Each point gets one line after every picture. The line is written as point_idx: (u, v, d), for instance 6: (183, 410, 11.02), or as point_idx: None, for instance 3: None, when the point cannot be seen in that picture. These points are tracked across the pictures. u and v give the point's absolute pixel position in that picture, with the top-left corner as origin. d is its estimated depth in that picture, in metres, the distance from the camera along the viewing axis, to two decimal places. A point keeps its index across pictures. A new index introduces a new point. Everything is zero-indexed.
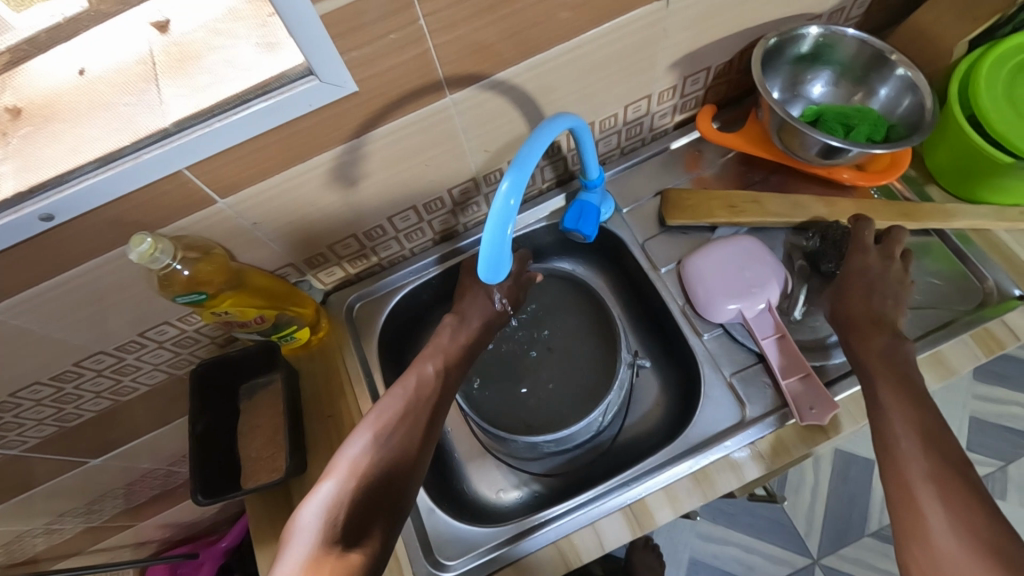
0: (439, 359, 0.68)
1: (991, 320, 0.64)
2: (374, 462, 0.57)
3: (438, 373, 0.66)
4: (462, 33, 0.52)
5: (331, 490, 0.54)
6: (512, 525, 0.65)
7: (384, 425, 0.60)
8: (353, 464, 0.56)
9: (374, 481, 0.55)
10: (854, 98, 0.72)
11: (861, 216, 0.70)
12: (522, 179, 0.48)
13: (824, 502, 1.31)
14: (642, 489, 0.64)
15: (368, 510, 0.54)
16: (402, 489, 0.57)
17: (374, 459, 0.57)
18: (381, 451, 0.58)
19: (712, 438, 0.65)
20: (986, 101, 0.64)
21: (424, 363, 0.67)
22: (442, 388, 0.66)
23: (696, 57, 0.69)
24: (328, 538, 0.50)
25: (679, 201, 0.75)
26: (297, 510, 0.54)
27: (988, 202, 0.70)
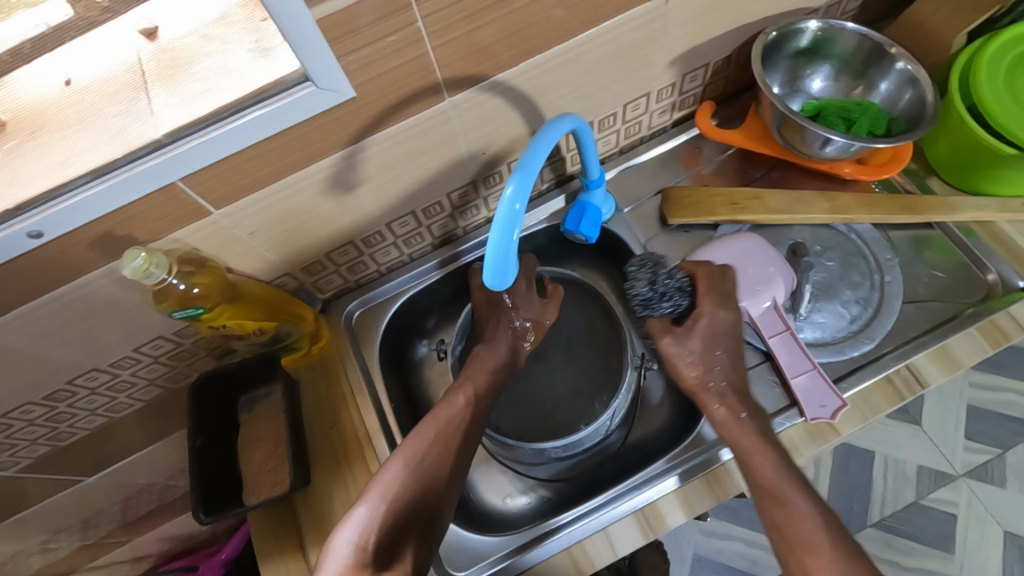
0: (470, 385, 0.66)
1: (996, 312, 0.64)
2: (405, 489, 0.57)
3: (470, 404, 0.65)
4: (461, 35, 0.50)
5: (367, 514, 0.55)
6: (523, 533, 0.64)
7: (421, 452, 0.60)
8: (388, 486, 0.57)
9: (407, 505, 0.56)
10: (854, 92, 0.71)
11: (865, 210, 0.70)
12: (527, 183, 0.47)
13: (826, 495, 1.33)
14: (656, 491, 0.63)
15: (401, 533, 0.54)
16: (440, 508, 0.58)
17: (404, 485, 0.57)
18: (416, 477, 0.58)
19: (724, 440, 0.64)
20: (987, 92, 0.63)
21: (457, 392, 0.65)
22: (473, 415, 0.64)
23: (695, 54, 0.68)
24: (358, 564, 0.51)
25: (680, 199, 0.74)
26: (332, 533, 0.55)
27: (989, 193, 0.69)
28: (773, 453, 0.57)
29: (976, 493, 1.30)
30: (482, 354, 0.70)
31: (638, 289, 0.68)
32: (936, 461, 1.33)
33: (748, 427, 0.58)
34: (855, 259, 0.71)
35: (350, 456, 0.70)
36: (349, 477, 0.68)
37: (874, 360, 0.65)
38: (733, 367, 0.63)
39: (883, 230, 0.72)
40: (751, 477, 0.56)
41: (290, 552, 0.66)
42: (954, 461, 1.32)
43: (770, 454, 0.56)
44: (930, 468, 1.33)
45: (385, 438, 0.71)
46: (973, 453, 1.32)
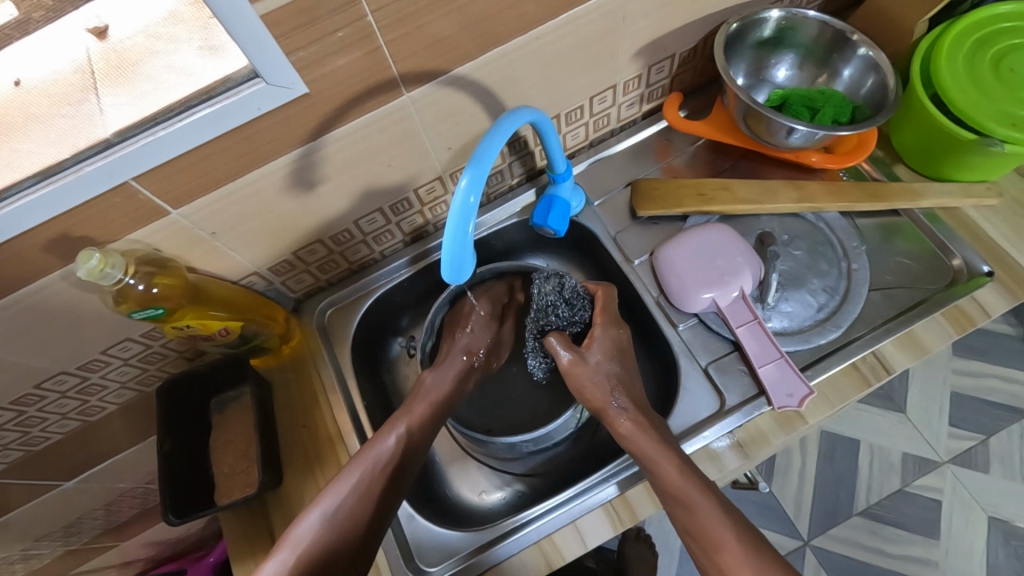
0: (403, 424, 0.64)
1: (961, 297, 0.65)
2: (314, 544, 0.57)
3: (402, 445, 0.63)
4: (415, 28, 0.50)
5: (276, 566, 0.56)
6: (496, 526, 0.64)
7: (340, 504, 0.58)
8: (298, 541, 0.57)
9: (316, 560, 0.56)
10: (819, 80, 0.71)
11: (830, 199, 0.70)
12: (480, 175, 0.47)
13: (812, 483, 1.34)
14: (631, 479, 0.63)
15: None
16: (357, 558, 0.58)
17: (314, 540, 0.57)
18: (330, 530, 0.57)
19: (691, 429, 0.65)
20: (947, 77, 0.64)
21: (388, 431, 0.63)
22: (403, 459, 0.62)
23: (658, 46, 0.68)
24: None
25: (649, 191, 0.74)
26: None
27: (954, 179, 0.70)
28: (678, 458, 0.57)
29: (959, 479, 1.31)
30: (427, 382, 0.69)
31: (545, 292, 0.72)
32: (919, 448, 1.34)
33: (652, 437, 0.59)
34: (823, 248, 0.71)
35: (321, 455, 0.70)
36: (320, 477, 0.68)
37: (841, 347, 0.65)
38: (630, 381, 0.64)
39: (850, 218, 0.72)
40: (660, 484, 0.57)
41: (263, 552, 0.66)
42: (938, 448, 1.33)
43: (676, 459, 0.57)
44: (914, 454, 1.33)
45: (357, 436, 0.71)
46: (956, 439, 1.33)
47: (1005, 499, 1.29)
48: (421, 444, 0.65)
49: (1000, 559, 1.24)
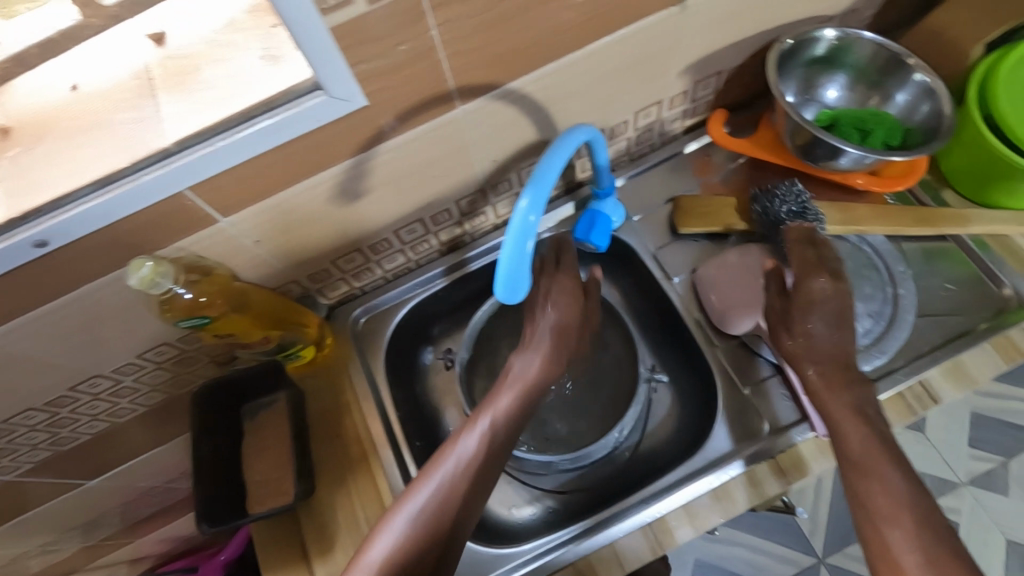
0: (490, 413, 0.63)
1: (1011, 327, 0.63)
2: (396, 551, 0.55)
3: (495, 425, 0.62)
4: (476, 43, 0.49)
5: None
6: (571, 527, 0.63)
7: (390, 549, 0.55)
8: (395, 529, 0.56)
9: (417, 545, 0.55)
10: (870, 103, 0.70)
11: (879, 222, 0.68)
12: (542, 193, 0.46)
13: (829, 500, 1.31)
14: (684, 496, 0.62)
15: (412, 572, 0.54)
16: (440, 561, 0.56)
17: (395, 548, 0.55)
18: (418, 520, 0.56)
19: (742, 452, 0.63)
20: (1005, 105, 0.62)
21: (470, 427, 0.62)
22: (493, 448, 0.61)
23: (708, 62, 0.67)
24: None
25: (691, 208, 0.73)
26: (357, 556, 0.56)
27: (1004, 206, 0.68)
28: None
29: (979, 501, 1.31)
30: (516, 366, 0.68)
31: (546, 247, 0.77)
32: (938, 468, 1.34)
33: None
34: (868, 271, 0.69)
35: (356, 467, 0.69)
36: (353, 488, 0.68)
37: (886, 374, 0.64)
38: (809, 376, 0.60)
39: (896, 241, 0.71)
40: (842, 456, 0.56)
41: (293, 561, 0.65)
42: (958, 470, 1.33)
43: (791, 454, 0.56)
44: (934, 475, 1.34)
45: (390, 447, 0.70)
46: (975, 460, 1.34)
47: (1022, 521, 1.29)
48: (510, 439, 0.63)
49: None
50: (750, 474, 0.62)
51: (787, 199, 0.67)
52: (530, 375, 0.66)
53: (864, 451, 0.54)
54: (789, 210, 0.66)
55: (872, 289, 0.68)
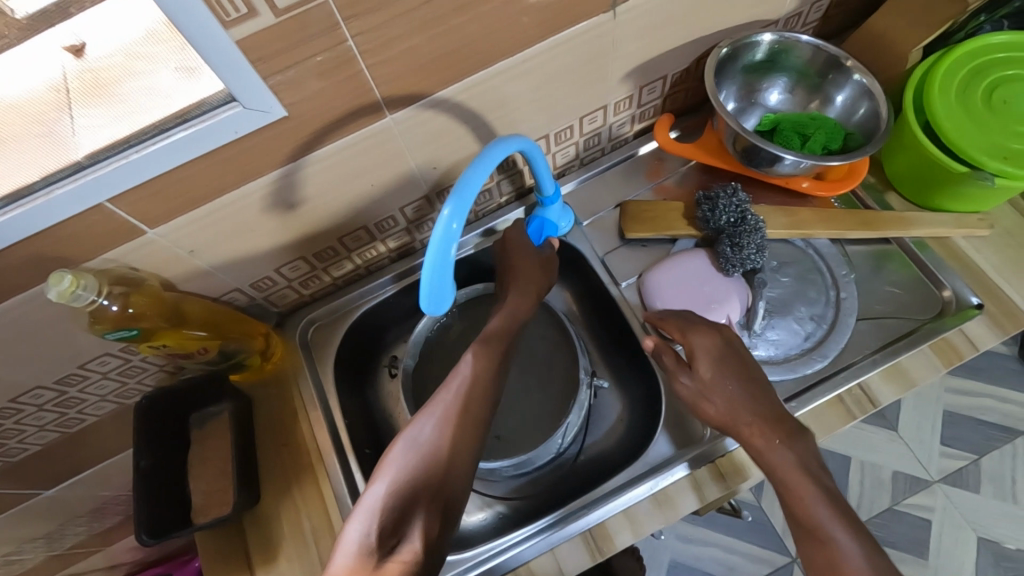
0: (477, 347, 0.63)
1: (949, 329, 0.63)
2: (392, 494, 0.51)
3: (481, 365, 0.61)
4: (398, 53, 0.49)
5: (357, 531, 0.49)
6: (542, 518, 0.63)
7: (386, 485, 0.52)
8: (396, 461, 0.54)
9: (419, 479, 0.52)
10: (811, 106, 0.70)
11: (821, 225, 0.68)
12: (464, 203, 0.46)
13: None
14: (631, 496, 0.62)
15: (409, 505, 0.51)
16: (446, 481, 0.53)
17: (391, 491, 0.51)
18: (418, 456, 0.54)
19: (685, 456, 0.63)
20: (940, 109, 0.61)
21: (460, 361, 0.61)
22: (484, 378, 0.60)
23: (650, 67, 0.67)
24: (383, 517, 0.49)
25: (638, 213, 0.73)
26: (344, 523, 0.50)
27: (945, 208, 0.68)
28: None
29: (951, 498, 1.32)
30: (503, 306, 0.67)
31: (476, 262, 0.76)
32: (911, 466, 1.35)
33: None
34: (812, 276, 0.69)
35: (302, 476, 0.69)
36: (299, 498, 0.67)
37: (827, 378, 0.64)
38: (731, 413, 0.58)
39: (840, 245, 0.71)
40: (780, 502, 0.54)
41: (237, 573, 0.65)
42: (930, 467, 1.34)
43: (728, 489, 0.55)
44: (906, 473, 1.34)
45: (336, 455, 0.69)
46: (948, 458, 1.34)
47: (993, 517, 1.30)
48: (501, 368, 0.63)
49: None
50: (694, 477, 0.62)
51: (729, 209, 0.66)
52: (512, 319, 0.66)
53: (798, 475, 0.53)
54: (729, 220, 0.66)
55: (815, 293, 0.69)
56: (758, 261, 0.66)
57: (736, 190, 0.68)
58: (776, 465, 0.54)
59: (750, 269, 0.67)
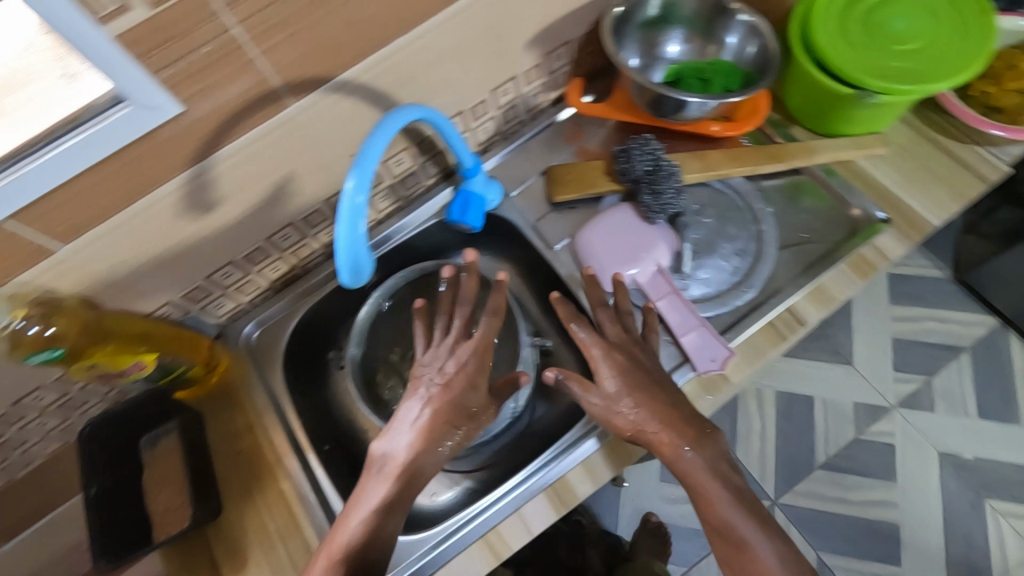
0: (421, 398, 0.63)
1: (862, 245, 0.67)
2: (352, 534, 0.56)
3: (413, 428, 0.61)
4: (289, 36, 0.50)
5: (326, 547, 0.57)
6: (538, 458, 0.64)
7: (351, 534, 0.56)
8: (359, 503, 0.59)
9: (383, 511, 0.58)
10: (708, 51, 0.71)
11: (734, 164, 0.71)
12: (366, 175, 0.47)
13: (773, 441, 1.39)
14: (560, 467, 0.63)
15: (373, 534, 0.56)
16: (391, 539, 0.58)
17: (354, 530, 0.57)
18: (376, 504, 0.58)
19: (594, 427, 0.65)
20: (823, 36, 0.64)
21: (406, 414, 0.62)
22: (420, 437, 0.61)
23: (551, 33, 0.69)
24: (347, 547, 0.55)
25: (562, 176, 0.75)
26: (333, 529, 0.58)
27: (844, 133, 0.71)
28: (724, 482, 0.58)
29: (909, 421, 1.38)
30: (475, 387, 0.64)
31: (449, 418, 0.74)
32: (869, 396, 1.41)
33: None
34: (731, 213, 0.71)
35: (263, 482, 0.68)
36: (260, 503, 0.67)
37: (757, 307, 0.66)
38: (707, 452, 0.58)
39: (754, 181, 0.73)
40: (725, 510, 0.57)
41: None
42: (887, 394, 1.40)
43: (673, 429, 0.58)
44: (865, 403, 1.40)
45: (295, 455, 0.69)
46: (901, 382, 1.41)
47: (951, 434, 1.37)
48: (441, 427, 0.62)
49: (954, 493, 1.32)
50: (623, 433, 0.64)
51: (644, 158, 0.69)
52: (450, 383, 0.63)
53: (708, 479, 0.57)
54: (645, 168, 0.69)
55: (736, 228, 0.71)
56: (677, 204, 0.69)
57: (648, 139, 0.70)
58: (688, 469, 0.58)
59: (673, 213, 0.70)
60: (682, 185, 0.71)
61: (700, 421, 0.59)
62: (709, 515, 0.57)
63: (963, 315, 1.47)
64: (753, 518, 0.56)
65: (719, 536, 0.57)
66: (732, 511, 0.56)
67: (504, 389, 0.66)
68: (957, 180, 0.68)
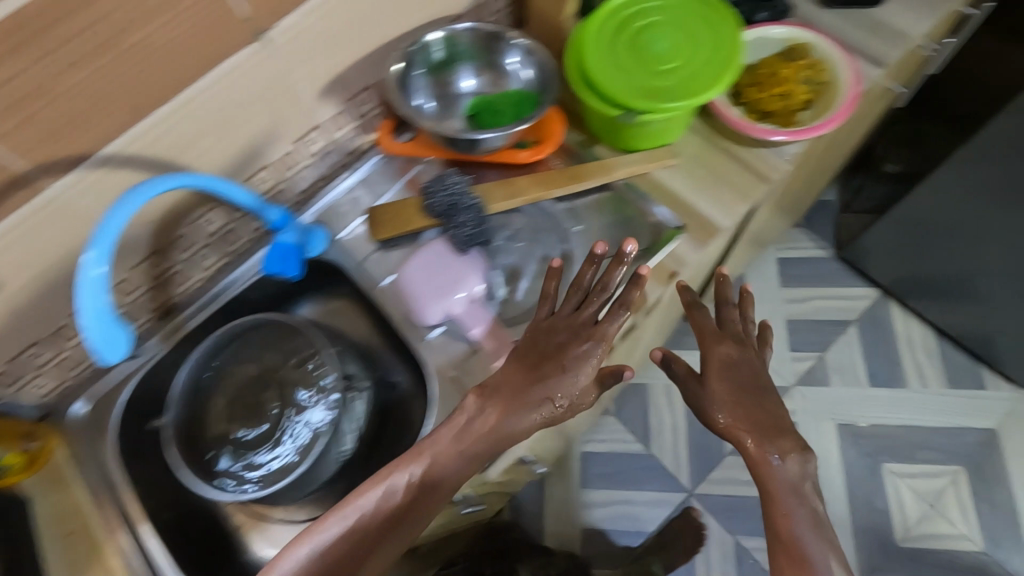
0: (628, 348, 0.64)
1: (659, 253, 0.71)
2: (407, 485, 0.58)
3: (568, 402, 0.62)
4: (22, 120, 0.50)
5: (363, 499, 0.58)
6: None
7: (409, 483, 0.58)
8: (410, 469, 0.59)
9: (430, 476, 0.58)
10: (497, 79, 0.74)
11: (541, 188, 0.74)
12: (106, 247, 0.52)
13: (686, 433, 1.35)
14: None
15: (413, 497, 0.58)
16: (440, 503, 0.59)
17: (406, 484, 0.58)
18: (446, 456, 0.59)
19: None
20: (592, 62, 0.67)
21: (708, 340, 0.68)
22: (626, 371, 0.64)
23: (344, 81, 0.71)
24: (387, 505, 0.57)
25: (382, 217, 0.75)
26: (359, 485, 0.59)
27: (639, 147, 0.75)
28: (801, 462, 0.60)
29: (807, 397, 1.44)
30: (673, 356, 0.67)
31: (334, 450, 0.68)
32: None
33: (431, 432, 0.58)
34: (542, 235, 0.75)
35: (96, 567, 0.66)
36: None
37: None
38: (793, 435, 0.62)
39: (565, 201, 0.76)
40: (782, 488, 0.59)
41: None
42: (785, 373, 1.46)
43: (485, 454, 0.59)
44: None
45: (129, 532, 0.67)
46: (795, 361, 1.47)
47: (848, 404, 1.43)
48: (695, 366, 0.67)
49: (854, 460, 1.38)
50: None
51: (441, 195, 0.72)
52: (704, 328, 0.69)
53: (787, 493, 0.58)
54: (444, 205, 0.72)
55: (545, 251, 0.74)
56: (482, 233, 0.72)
57: (444, 177, 0.73)
58: (773, 475, 0.60)
59: (481, 242, 0.72)
60: (489, 213, 0.74)
61: (786, 430, 0.62)
62: (781, 529, 0.57)
63: (848, 288, 1.54)
64: (819, 531, 0.57)
65: (785, 551, 0.56)
66: (803, 525, 0.57)
67: (606, 380, 0.63)
68: (743, 181, 0.73)
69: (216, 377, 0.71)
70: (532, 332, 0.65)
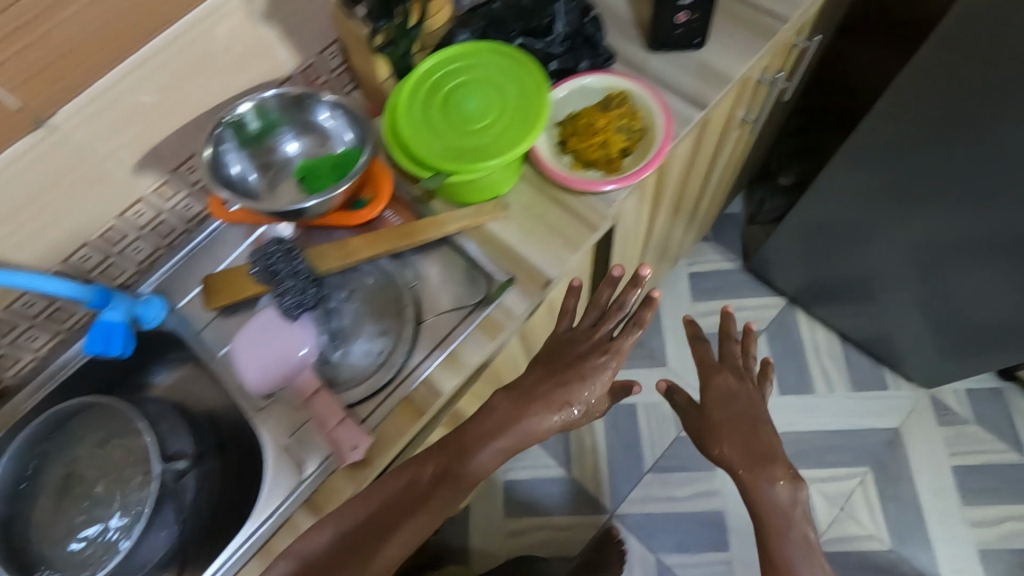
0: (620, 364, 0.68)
1: (490, 307, 0.71)
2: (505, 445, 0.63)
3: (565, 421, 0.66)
4: None
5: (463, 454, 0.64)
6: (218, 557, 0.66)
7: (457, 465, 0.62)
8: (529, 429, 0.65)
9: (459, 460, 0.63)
10: (320, 138, 0.74)
11: (372, 249, 0.72)
12: None
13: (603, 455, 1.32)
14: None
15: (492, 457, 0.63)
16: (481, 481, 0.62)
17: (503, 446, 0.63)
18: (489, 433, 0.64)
19: (288, 499, 0.66)
20: (406, 126, 0.68)
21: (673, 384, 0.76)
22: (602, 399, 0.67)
23: (161, 153, 0.71)
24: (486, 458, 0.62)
25: (216, 284, 0.73)
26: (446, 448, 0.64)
27: (471, 201, 0.75)
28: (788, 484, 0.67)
29: None
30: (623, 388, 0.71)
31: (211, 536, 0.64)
32: None
33: None
34: (379, 294, 0.75)
35: None
36: None
37: (401, 381, 0.70)
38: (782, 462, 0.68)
39: (400, 257, 0.76)
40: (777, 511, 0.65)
41: None
42: None
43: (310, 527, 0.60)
44: None
45: None
46: None
47: None
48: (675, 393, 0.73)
49: None
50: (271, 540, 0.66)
51: (258, 266, 0.69)
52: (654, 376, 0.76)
53: (774, 512, 0.65)
54: (262, 276, 0.69)
55: (380, 307, 0.74)
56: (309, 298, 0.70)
57: (266, 246, 0.70)
58: (766, 502, 0.66)
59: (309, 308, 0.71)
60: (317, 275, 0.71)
61: (778, 456, 0.68)
62: (772, 547, 0.64)
63: None
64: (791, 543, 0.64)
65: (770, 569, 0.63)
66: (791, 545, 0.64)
67: (616, 394, 0.70)
68: (573, 229, 0.73)
69: (40, 473, 0.71)
70: (553, 344, 0.69)
